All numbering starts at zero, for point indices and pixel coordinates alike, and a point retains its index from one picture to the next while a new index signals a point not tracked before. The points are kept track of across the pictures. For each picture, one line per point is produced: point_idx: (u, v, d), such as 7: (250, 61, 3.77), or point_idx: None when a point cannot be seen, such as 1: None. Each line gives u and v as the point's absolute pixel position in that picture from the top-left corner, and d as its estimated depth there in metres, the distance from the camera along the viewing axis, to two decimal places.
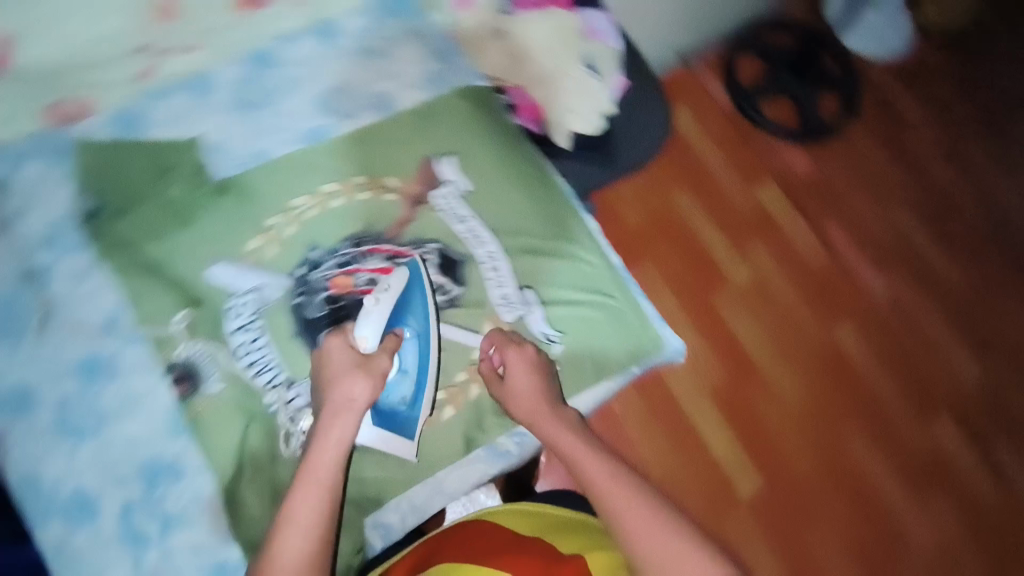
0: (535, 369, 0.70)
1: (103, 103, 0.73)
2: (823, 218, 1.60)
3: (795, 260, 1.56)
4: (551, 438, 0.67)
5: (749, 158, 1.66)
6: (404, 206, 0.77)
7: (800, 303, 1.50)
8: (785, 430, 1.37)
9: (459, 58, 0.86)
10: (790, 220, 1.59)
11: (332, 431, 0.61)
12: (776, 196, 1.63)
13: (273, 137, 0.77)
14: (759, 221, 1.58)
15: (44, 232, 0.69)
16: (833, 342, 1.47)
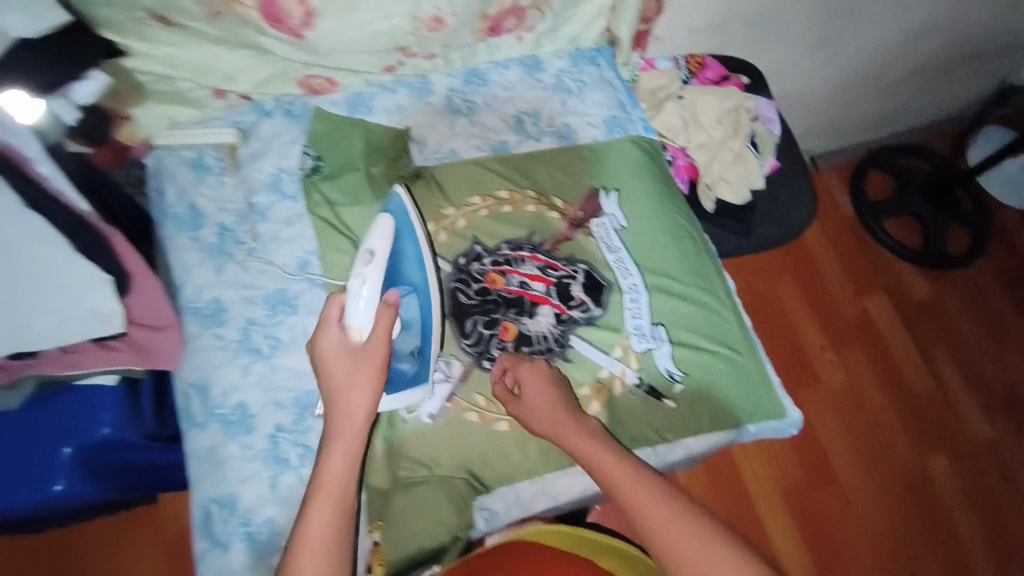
0: (549, 381, 0.72)
1: (341, 88, 0.87)
2: (934, 350, 1.70)
3: (899, 384, 1.64)
4: (569, 445, 0.67)
5: (868, 274, 1.75)
6: (564, 225, 0.84)
7: (893, 424, 1.58)
8: (858, 549, 1.44)
9: (635, 112, 0.95)
10: (888, 343, 1.68)
11: (336, 454, 0.60)
12: (882, 315, 1.70)
13: (466, 143, 0.88)
14: (861, 333, 1.67)
15: (269, 180, 0.82)
16: (921, 472, 1.54)
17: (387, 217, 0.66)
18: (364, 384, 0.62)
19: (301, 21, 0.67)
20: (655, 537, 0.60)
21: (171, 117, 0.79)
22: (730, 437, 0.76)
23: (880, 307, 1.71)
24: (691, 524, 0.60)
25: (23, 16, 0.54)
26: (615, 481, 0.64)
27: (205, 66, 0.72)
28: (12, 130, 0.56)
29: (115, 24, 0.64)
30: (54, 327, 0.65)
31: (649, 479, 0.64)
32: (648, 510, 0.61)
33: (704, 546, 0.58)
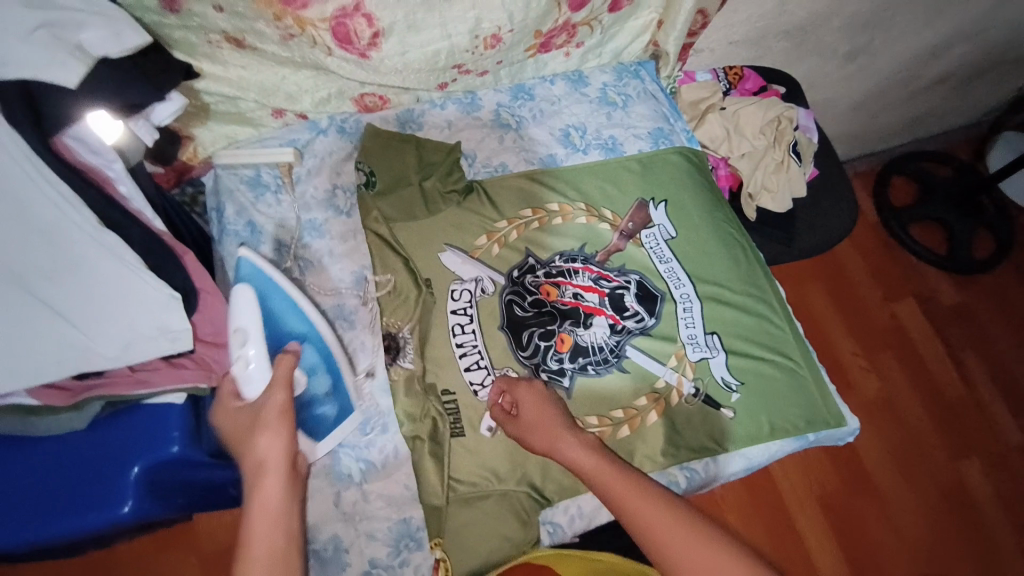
0: (544, 398, 0.70)
1: (392, 105, 0.88)
2: (965, 356, 1.70)
3: (927, 389, 1.63)
4: (567, 458, 0.65)
5: (895, 279, 1.75)
6: (615, 236, 0.85)
7: (927, 431, 1.57)
8: (896, 558, 1.42)
9: (677, 124, 0.96)
10: (919, 349, 1.67)
11: (269, 493, 0.56)
12: (912, 322, 1.70)
13: (514, 157, 0.89)
14: (891, 339, 1.66)
15: (324, 197, 0.83)
16: (954, 479, 1.53)
17: (243, 286, 0.67)
18: (273, 431, 0.59)
19: (368, 43, 0.68)
20: (655, 546, 0.57)
21: (231, 136, 0.81)
22: (791, 446, 0.76)
23: (911, 313, 1.71)
24: (694, 533, 0.57)
25: (110, 36, 0.52)
26: (614, 492, 0.61)
27: (270, 88, 0.74)
28: (98, 152, 0.58)
29: (189, 47, 0.65)
30: (122, 346, 0.64)
31: (650, 489, 0.61)
32: (650, 521, 0.58)
33: (707, 555, 0.55)
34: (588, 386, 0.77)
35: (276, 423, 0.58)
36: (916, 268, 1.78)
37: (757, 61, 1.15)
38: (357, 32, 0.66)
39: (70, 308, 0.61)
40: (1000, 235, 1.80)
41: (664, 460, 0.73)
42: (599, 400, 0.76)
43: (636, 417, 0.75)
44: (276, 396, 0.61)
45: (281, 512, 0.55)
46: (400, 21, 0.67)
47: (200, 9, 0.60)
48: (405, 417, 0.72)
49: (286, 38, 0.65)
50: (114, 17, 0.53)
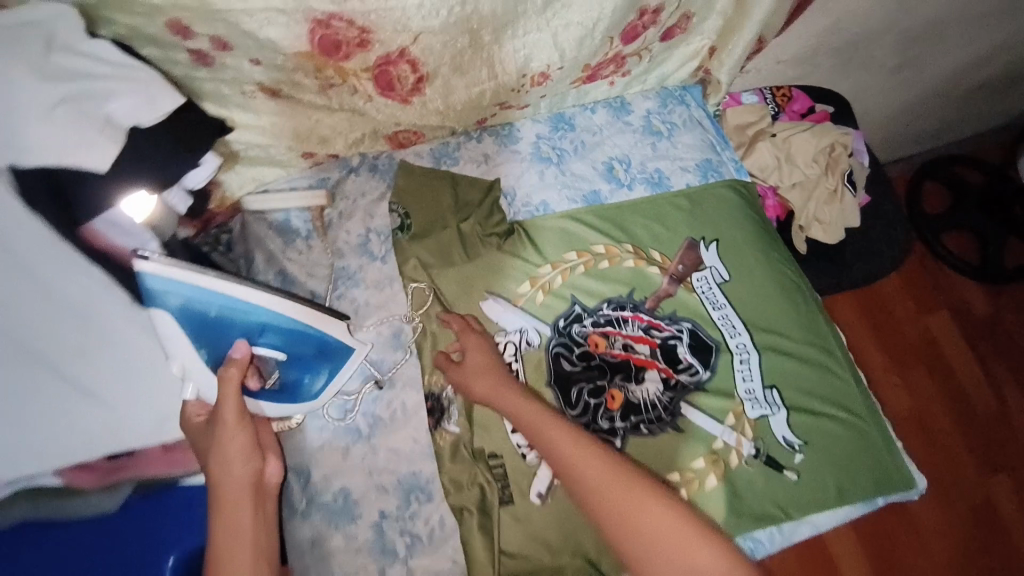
0: (490, 357, 0.71)
1: (425, 139, 0.83)
2: (997, 370, 1.63)
3: (961, 402, 1.57)
4: (509, 410, 0.67)
5: (929, 291, 1.70)
6: (665, 280, 0.80)
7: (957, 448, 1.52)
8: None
9: (725, 153, 0.90)
10: (952, 362, 1.61)
11: (238, 524, 0.59)
12: (947, 335, 1.65)
13: (556, 195, 0.83)
14: (924, 352, 1.62)
15: (357, 242, 0.78)
16: (987, 496, 1.47)
17: (157, 314, 0.57)
18: (228, 460, 0.61)
19: (411, 89, 0.63)
20: (579, 487, 0.61)
21: (260, 179, 0.76)
22: (857, 511, 0.73)
23: (943, 327, 1.65)
24: (626, 482, 0.61)
25: (145, 102, 0.50)
26: (551, 443, 0.64)
27: (304, 132, 0.69)
28: (132, 233, 0.55)
29: (221, 98, 0.61)
30: (157, 423, 0.66)
31: (586, 440, 0.64)
32: (585, 468, 0.62)
33: (636, 502, 0.60)
34: (642, 446, 0.73)
35: (227, 452, 0.61)
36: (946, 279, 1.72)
37: (804, 78, 1.08)
38: (401, 78, 0.62)
39: (99, 390, 0.61)
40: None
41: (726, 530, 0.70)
42: (654, 462, 0.72)
43: (694, 480, 0.72)
44: (226, 413, 0.61)
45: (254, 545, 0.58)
46: (444, 65, 0.62)
47: (236, 62, 0.56)
48: (450, 485, 0.68)
49: (325, 88, 0.61)
50: (144, 79, 0.50)
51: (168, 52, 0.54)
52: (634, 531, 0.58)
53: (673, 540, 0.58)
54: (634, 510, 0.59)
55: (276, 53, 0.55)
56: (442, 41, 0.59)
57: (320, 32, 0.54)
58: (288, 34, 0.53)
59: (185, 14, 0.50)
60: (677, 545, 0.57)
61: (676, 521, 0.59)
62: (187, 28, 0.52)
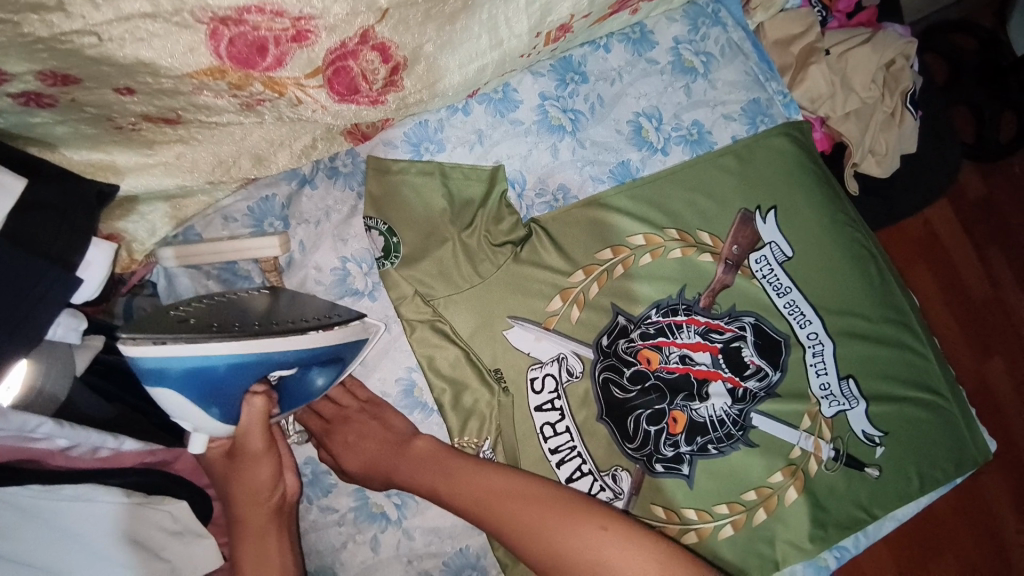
0: (384, 426, 0.58)
1: (396, 121, 0.61)
2: (993, 252, 1.40)
3: (962, 295, 1.38)
4: (404, 472, 0.56)
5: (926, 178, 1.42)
6: (719, 268, 0.66)
7: (959, 343, 1.34)
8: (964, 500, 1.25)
9: (771, 85, 0.72)
10: (955, 252, 1.40)
11: (269, 557, 0.50)
12: (948, 223, 1.41)
13: (576, 176, 0.65)
14: (926, 251, 1.39)
15: (333, 279, 0.59)
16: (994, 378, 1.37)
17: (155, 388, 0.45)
18: (252, 472, 0.50)
19: (384, 84, 0.45)
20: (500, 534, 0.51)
21: (178, 216, 0.55)
22: (937, 493, 0.69)
23: (942, 218, 1.40)
24: (544, 498, 0.52)
25: None
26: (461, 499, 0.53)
27: (228, 157, 0.49)
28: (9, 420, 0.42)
29: (85, 138, 0.43)
30: None
31: (500, 478, 0.54)
32: (502, 508, 0.52)
33: (569, 524, 0.50)
34: (711, 469, 0.64)
35: (253, 468, 0.50)
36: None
37: None
38: (367, 73, 0.44)
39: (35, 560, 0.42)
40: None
41: (814, 546, 0.63)
42: (726, 484, 0.64)
43: (773, 496, 0.64)
44: (251, 442, 0.49)
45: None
46: (429, 41, 0.44)
47: (94, 96, 0.40)
48: (507, 558, 0.58)
49: (252, 105, 0.44)
50: None
51: None
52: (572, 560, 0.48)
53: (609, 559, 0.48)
54: (550, 529, 0.50)
55: (159, 76, 0.39)
56: (424, 9, 0.42)
57: (228, 34, 0.38)
58: (176, 47, 0.37)
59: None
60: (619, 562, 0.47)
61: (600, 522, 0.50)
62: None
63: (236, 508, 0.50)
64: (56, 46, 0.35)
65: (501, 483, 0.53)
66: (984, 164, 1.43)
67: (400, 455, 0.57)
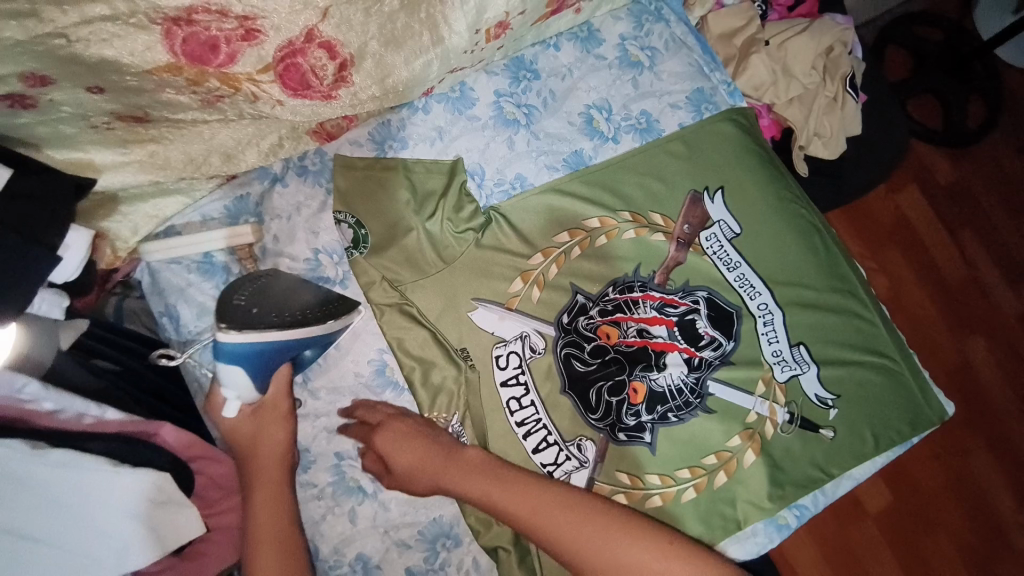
0: (420, 432, 0.59)
1: (360, 122, 0.66)
2: (964, 233, 1.43)
3: (933, 276, 1.39)
4: (455, 486, 0.57)
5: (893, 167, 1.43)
6: (671, 247, 0.70)
7: (936, 323, 1.37)
8: (955, 484, 1.25)
9: (715, 75, 0.77)
10: (927, 234, 1.41)
11: (272, 506, 0.53)
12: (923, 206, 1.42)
13: (532, 165, 0.69)
14: (896, 236, 1.41)
15: (306, 269, 0.63)
16: (964, 355, 1.35)
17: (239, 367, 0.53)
18: (268, 430, 0.56)
19: (334, 80, 0.49)
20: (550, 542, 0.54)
21: (159, 215, 0.59)
22: (895, 455, 0.71)
23: (913, 202, 1.43)
24: (600, 517, 0.55)
25: None
26: (516, 510, 0.55)
27: (198, 155, 0.54)
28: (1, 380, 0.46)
29: (64, 139, 0.46)
30: (118, 551, 0.48)
31: (559, 492, 0.56)
32: (555, 520, 0.54)
33: (620, 540, 0.53)
34: (672, 435, 0.67)
35: (269, 426, 0.56)
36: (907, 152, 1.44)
37: None
38: (317, 70, 0.48)
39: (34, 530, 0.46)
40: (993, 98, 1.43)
41: (772, 505, 0.66)
42: (687, 449, 0.67)
43: (732, 459, 0.67)
44: (274, 399, 0.56)
45: (281, 540, 0.52)
46: (373, 39, 0.49)
47: (69, 96, 0.43)
48: (479, 525, 0.61)
49: (211, 101, 0.48)
50: None
51: None
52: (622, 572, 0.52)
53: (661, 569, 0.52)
54: (603, 543, 0.53)
55: (123, 74, 0.43)
56: (363, 9, 0.47)
57: (180, 34, 0.42)
58: (135, 46, 0.41)
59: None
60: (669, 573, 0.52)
61: (650, 543, 0.54)
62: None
63: (249, 460, 0.54)
64: (34, 48, 0.38)
65: (555, 496, 0.55)
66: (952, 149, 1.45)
67: (457, 468, 0.57)
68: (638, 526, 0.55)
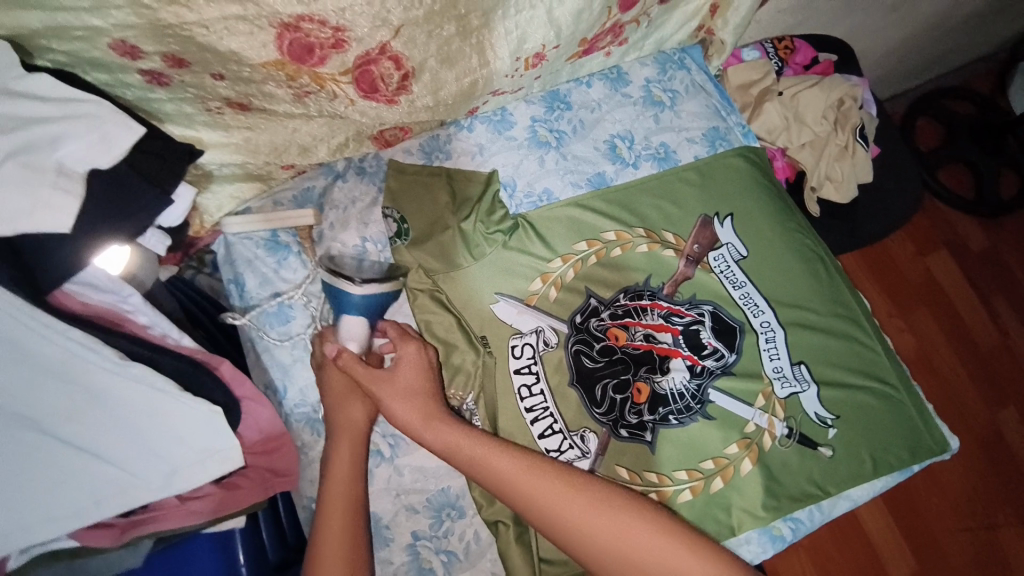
0: (426, 371, 0.62)
1: (414, 134, 0.77)
2: (997, 301, 1.40)
3: (964, 339, 1.35)
4: (445, 449, 0.59)
5: (921, 228, 1.43)
6: (681, 262, 0.76)
7: (966, 390, 1.31)
8: (982, 559, 1.18)
9: (731, 118, 0.85)
10: (957, 296, 1.38)
11: (341, 462, 0.60)
12: (955, 267, 1.41)
13: (559, 182, 0.78)
14: (928, 294, 1.37)
15: (354, 253, 0.72)
16: (995, 424, 1.30)
17: (361, 315, 0.62)
18: (354, 400, 0.62)
19: (397, 87, 0.61)
20: (540, 514, 0.56)
21: (239, 196, 0.70)
22: (894, 480, 0.74)
23: (944, 266, 1.40)
24: (593, 493, 0.57)
25: (99, 142, 0.49)
26: (499, 478, 0.57)
27: (282, 144, 0.66)
28: (111, 289, 0.56)
29: (186, 117, 0.60)
30: (166, 475, 0.57)
31: (550, 467, 0.58)
32: (544, 493, 0.56)
33: (611, 517, 0.56)
34: (672, 437, 0.71)
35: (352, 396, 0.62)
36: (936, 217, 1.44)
37: (802, 25, 1.03)
38: (384, 77, 0.60)
39: (103, 441, 0.56)
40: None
41: (766, 514, 0.69)
42: (687, 452, 0.70)
43: (729, 466, 0.70)
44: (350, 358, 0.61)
45: (351, 489, 0.60)
46: (432, 57, 0.60)
47: (196, 79, 0.56)
48: (482, 500, 0.66)
49: (301, 96, 0.60)
50: (97, 115, 0.49)
51: (118, 75, 0.53)
52: (601, 546, 0.55)
53: (630, 541, 0.55)
54: (596, 520, 0.56)
55: (241, 64, 0.54)
56: (427, 31, 0.58)
57: (288, 37, 0.53)
58: (253, 43, 0.53)
59: (132, 34, 0.50)
60: (637, 546, 0.55)
61: (642, 524, 0.56)
62: (135, 48, 0.51)
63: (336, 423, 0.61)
64: (181, 32, 0.50)
65: (546, 470, 0.57)
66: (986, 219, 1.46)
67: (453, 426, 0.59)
68: (630, 504, 0.57)
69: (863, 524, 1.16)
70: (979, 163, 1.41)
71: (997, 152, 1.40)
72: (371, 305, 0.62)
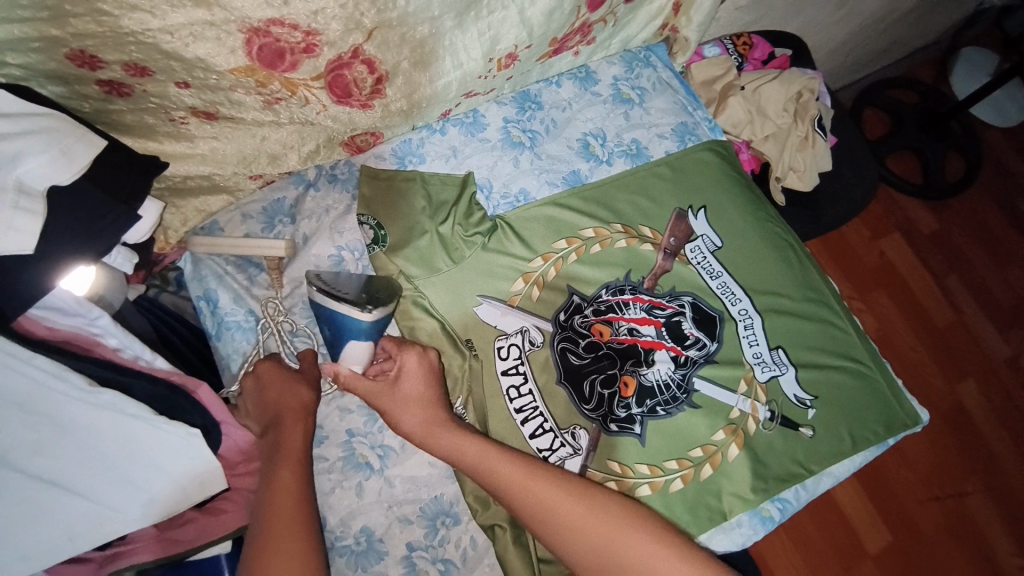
0: (431, 377, 0.61)
1: (386, 139, 0.75)
2: (949, 278, 1.48)
3: (921, 316, 1.42)
4: (447, 453, 0.58)
5: (875, 213, 1.49)
6: (659, 256, 0.77)
7: (927, 364, 1.38)
8: (953, 526, 1.23)
9: (698, 113, 0.87)
10: (912, 276, 1.45)
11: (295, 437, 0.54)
12: (908, 248, 1.48)
13: (534, 181, 0.78)
14: (883, 277, 1.44)
15: (330, 264, 0.70)
16: (955, 396, 1.37)
17: (367, 340, 0.61)
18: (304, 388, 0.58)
19: (371, 91, 0.62)
20: (540, 521, 0.55)
21: (206, 210, 0.67)
22: (872, 454, 0.77)
23: (898, 248, 1.47)
24: (597, 502, 0.56)
25: (59, 156, 0.47)
26: (493, 472, 0.56)
27: (250, 154, 0.64)
28: (78, 311, 0.53)
29: (146, 129, 0.58)
30: (144, 505, 0.54)
31: (554, 472, 0.57)
32: (548, 499, 0.55)
33: (615, 527, 0.55)
34: (660, 428, 0.71)
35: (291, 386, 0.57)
36: (888, 203, 1.51)
37: (757, 23, 1.06)
38: (358, 81, 0.60)
39: (72, 474, 0.52)
40: (970, 154, 1.51)
41: (755, 497, 0.71)
42: (675, 442, 0.71)
43: (717, 454, 0.71)
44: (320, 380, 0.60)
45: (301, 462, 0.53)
46: (405, 60, 0.61)
47: (159, 88, 0.54)
48: (477, 504, 0.65)
49: (271, 103, 0.59)
50: (54, 129, 0.48)
51: (75, 86, 0.51)
52: (603, 556, 0.54)
53: (617, 541, 0.54)
54: (599, 530, 0.55)
55: (209, 71, 0.53)
56: (400, 34, 0.58)
57: (258, 42, 0.52)
58: (222, 48, 0.51)
59: (90, 43, 0.48)
60: (631, 550, 0.54)
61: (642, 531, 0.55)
62: (95, 58, 0.49)
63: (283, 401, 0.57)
64: (143, 39, 0.49)
65: (551, 476, 0.57)
66: (934, 202, 1.54)
67: (454, 428, 0.58)
68: (633, 513, 0.56)
69: (840, 502, 1.20)
70: (926, 149, 1.49)
71: (940, 138, 1.48)
72: (376, 329, 0.61)
